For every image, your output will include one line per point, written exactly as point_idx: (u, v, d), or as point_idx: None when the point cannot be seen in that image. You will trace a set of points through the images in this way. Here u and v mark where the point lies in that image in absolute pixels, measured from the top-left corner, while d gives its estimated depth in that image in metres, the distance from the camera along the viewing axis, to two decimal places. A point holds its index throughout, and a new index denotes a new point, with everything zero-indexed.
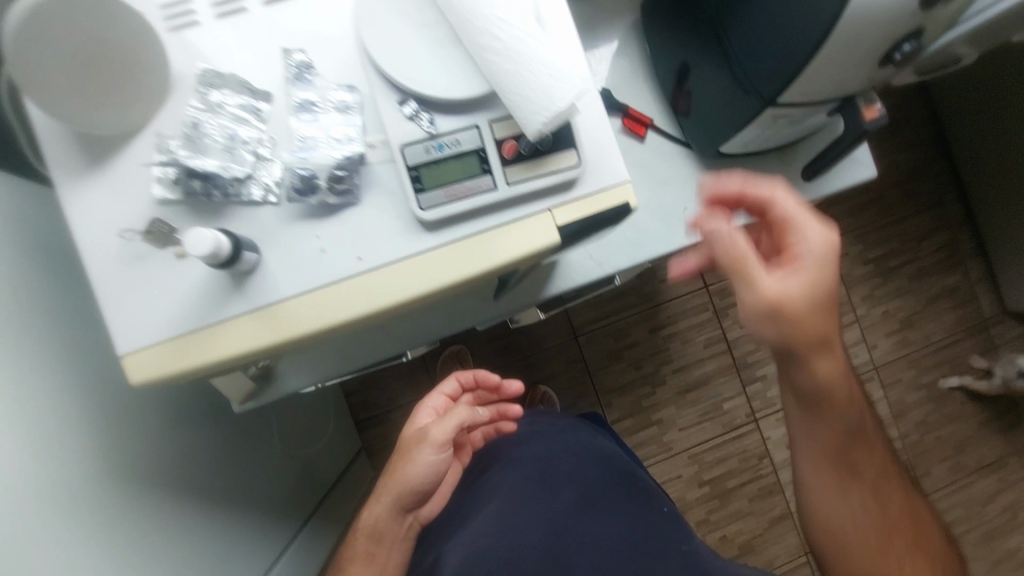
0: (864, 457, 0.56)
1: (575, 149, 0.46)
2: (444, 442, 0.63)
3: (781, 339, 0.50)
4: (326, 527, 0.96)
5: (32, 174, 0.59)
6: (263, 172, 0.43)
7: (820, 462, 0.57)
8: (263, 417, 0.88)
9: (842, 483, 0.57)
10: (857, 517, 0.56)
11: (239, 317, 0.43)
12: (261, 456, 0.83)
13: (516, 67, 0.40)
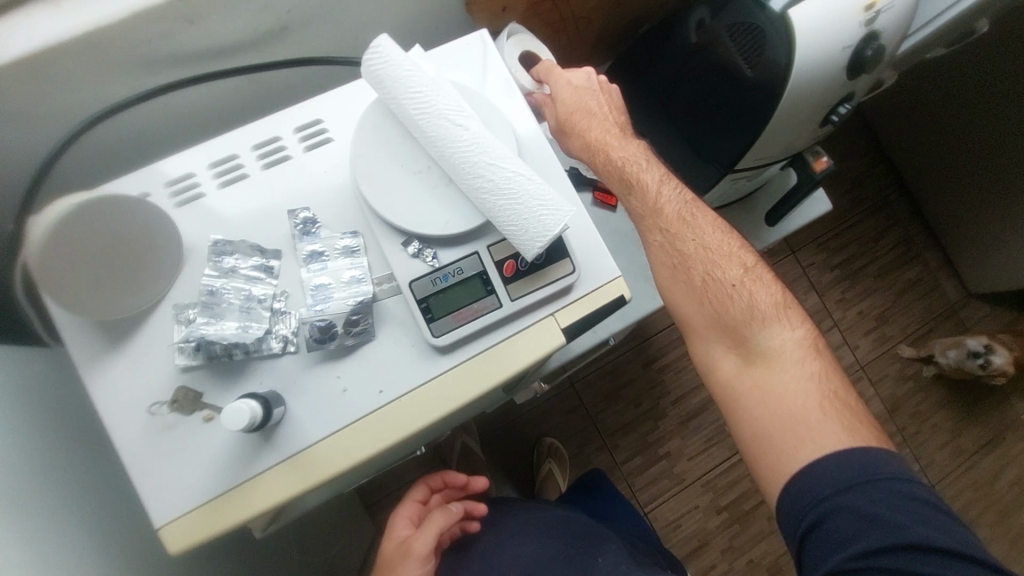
0: (745, 308, 0.51)
1: (569, 257, 0.49)
2: (427, 553, 0.64)
3: (674, 274, 0.54)
4: None
5: None
6: (280, 325, 0.45)
7: (718, 345, 0.52)
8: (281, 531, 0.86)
9: (756, 366, 0.50)
10: (793, 388, 0.48)
11: (272, 468, 0.44)
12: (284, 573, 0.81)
13: (510, 203, 0.43)
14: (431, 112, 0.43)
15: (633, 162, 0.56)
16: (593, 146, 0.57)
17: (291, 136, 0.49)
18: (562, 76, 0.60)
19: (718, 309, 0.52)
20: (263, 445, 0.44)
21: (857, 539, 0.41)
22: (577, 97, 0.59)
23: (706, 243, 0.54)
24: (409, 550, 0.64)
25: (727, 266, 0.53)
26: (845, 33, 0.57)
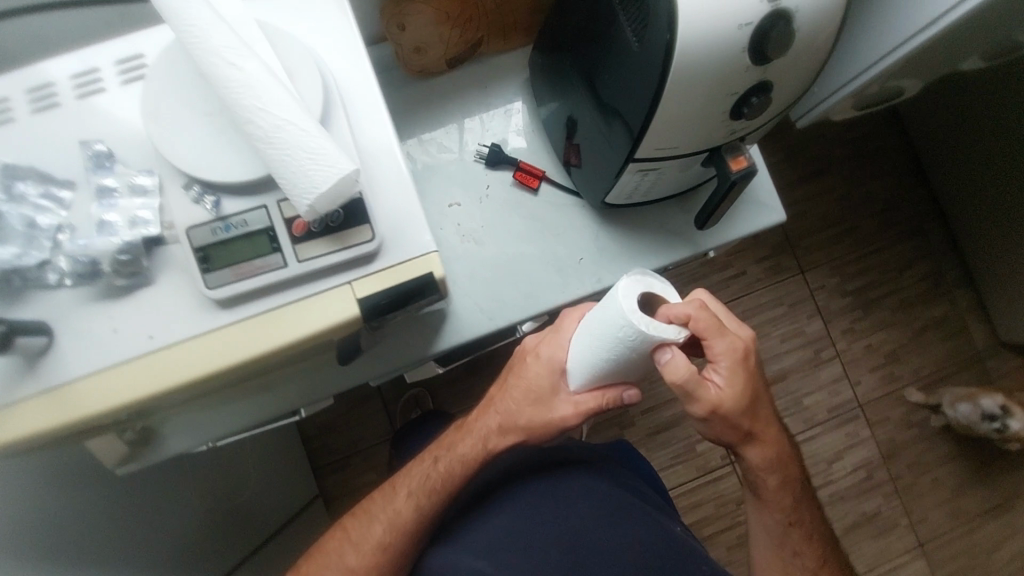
0: (772, 497, 0.62)
1: (370, 224, 0.46)
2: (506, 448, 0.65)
3: (770, 457, 0.58)
4: None
5: None
6: (59, 257, 0.44)
7: (775, 529, 0.64)
8: (176, 474, 0.88)
9: (781, 537, 0.63)
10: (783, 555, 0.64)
11: (29, 398, 0.44)
12: (167, 514, 0.83)
13: (279, 153, 0.41)
14: (203, 47, 0.40)
15: (760, 406, 0.54)
16: (723, 406, 0.51)
17: (109, 68, 0.47)
18: (728, 351, 0.50)
19: (797, 548, 0.63)
20: (25, 378, 0.44)
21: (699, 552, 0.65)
22: (742, 395, 0.52)
23: (773, 431, 0.57)
24: (551, 410, 0.61)
25: (774, 478, 0.61)
26: (742, 8, 0.50)
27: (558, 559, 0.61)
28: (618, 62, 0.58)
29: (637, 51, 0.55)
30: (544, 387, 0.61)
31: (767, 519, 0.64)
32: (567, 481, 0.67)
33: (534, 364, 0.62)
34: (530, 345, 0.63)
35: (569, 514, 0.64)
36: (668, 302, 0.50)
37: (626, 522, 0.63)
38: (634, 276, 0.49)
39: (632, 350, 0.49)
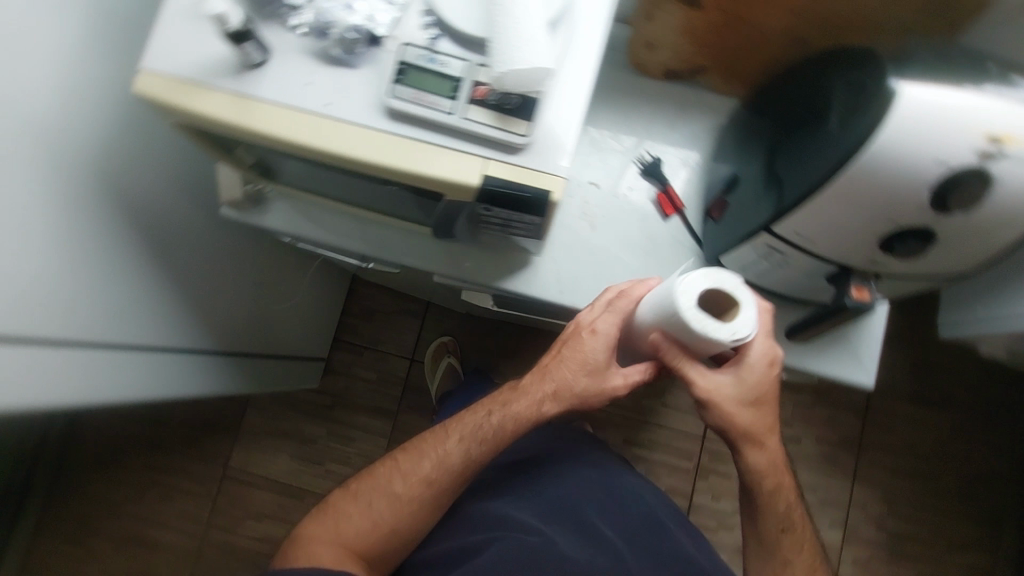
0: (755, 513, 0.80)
1: (531, 123, 0.51)
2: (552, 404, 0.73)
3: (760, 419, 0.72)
4: (234, 371, 1.05)
5: None
6: (307, 9, 0.54)
7: (768, 528, 0.79)
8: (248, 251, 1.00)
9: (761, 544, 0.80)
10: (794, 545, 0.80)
11: (224, 92, 0.54)
12: (223, 273, 0.95)
13: (503, 22, 0.48)
14: None
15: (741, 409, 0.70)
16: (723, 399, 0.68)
17: None
18: (756, 351, 0.67)
19: (765, 546, 0.80)
20: (229, 76, 0.54)
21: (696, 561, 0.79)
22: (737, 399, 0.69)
23: (755, 419, 0.72)
24: (602, 376, 0.70)
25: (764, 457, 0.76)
26: (951, 149, 0.51)
27: (581, 522, 0.79)
28: (810, 139, 0.60)
29: (836, 134, 0.56)
30: (598, 361, 0.69)
31: (779, 479, 0.78)
32: (586, 467, 0.85)
33: (590, 344, 0.69)
34: (586, 321, 0.70)
35: (566, 491, 0.83)
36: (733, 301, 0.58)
37: (672, 533, 0.80)
38: (706, 271, 0.57)
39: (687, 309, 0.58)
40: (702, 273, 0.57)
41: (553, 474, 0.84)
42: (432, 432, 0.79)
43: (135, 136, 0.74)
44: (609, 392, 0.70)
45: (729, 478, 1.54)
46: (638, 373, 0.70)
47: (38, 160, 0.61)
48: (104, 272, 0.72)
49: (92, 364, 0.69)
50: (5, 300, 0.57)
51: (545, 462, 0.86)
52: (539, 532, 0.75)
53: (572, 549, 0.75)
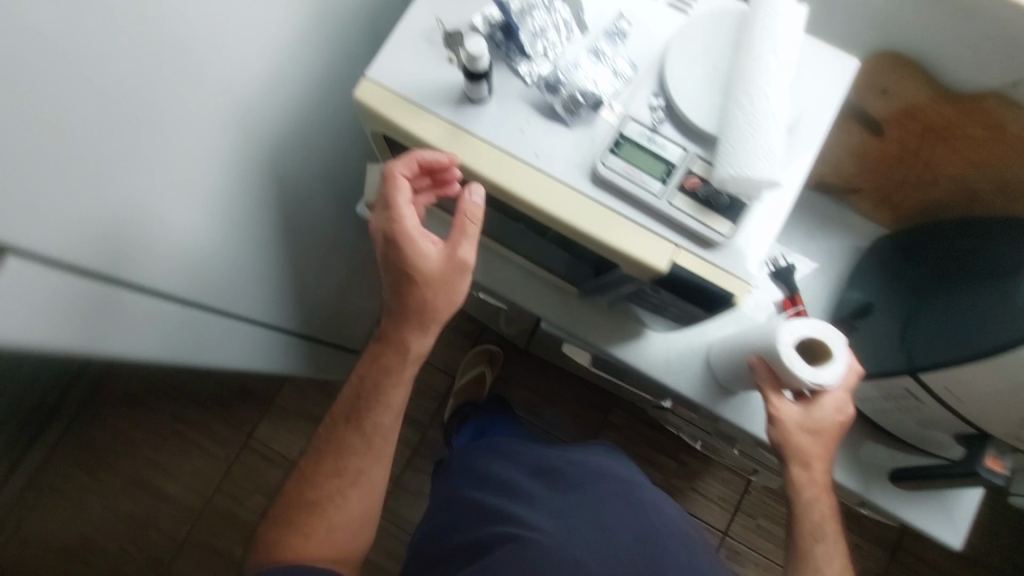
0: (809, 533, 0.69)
1: (734, 225, 0.52)
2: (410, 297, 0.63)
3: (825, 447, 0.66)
4: (304, 355, 1.05)
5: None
6: (538, 62, 0.56)
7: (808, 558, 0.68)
8: (352, 244, 1.01)
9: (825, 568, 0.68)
10: (821, 551, 0.68)
11: (439, 118, 0.56)
12: (326, 260, 0.96)
13: (747, 126, 0.48)
14: (766, 31, 0.50)
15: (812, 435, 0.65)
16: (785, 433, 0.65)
17: None
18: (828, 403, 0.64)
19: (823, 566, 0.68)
20: (447, 106, 0.56)
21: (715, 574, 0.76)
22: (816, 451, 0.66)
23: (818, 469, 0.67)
24: (448, 292, 0.62)
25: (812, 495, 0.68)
26: None
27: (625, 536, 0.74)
28: (983, 302, 0.60)
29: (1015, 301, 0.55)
30: (406, 267, 0.61)
31: (827, 510, 0.69)
32: (610, 475, 0.84)
33: (408, 253, 0.60)
34: (384, 227, 0.60)
35: (594, 498, 0.79)
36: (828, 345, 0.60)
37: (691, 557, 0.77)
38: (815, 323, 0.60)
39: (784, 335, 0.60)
40: (813, 323, 0.60)
41: (572, 476, 0.83)
42: (354, 408, 0.69)
43: (309, 121, 0.75)
44: (448, 303, 0.62)
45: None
46: (426, 247, 0.61)
47: (234, 135, 0.63)
48: (241, 245, 0.72)
49: (212, 330, 0.71)
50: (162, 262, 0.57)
51: (562, 469, 0.85)
52: (553, 545, 0.71)
53: (593, 548, 0.71)
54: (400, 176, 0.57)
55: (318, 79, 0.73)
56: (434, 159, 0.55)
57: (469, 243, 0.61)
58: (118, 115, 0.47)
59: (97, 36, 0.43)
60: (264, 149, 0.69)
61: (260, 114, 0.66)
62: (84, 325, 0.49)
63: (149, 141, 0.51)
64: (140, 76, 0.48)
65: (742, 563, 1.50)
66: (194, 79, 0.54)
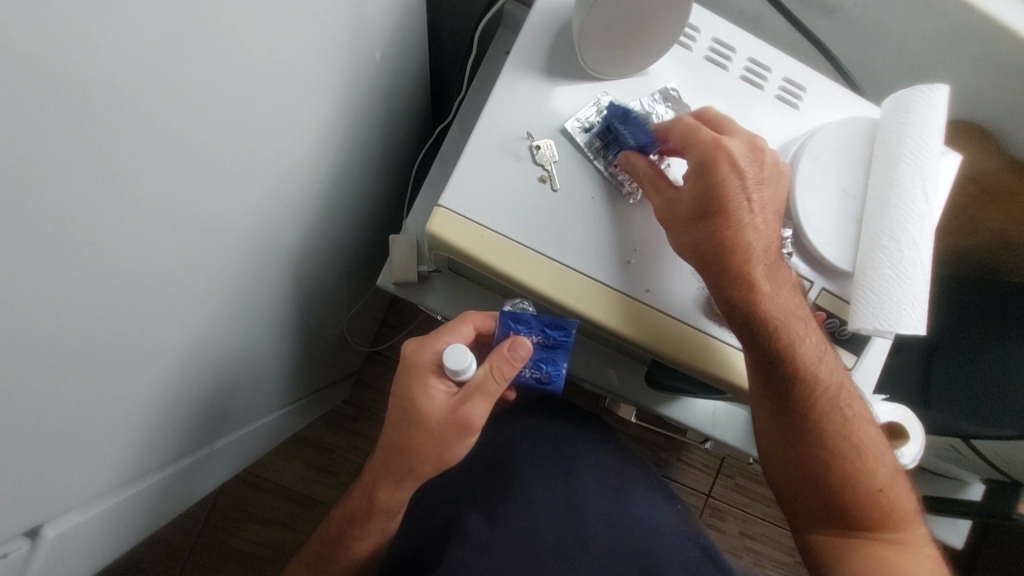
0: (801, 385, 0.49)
1: (857, 357, 0.49)
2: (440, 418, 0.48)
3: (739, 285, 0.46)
4: (297, 415, 0.95)
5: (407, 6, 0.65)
6: (642, 178, 0.48)
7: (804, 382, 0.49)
8: (350, 297, 0.89)
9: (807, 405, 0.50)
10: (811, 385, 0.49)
11: (529, 249, 0.47)
12: (326, 325, 0.84)
13: (894, 275, 0.44)
14: (918, 165, 0.44)
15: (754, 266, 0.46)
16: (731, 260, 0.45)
17: (777, 79, 0.51)
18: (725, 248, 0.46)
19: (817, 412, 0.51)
20: (538, 234, 0.47)
21: (643, 516, 0.62)
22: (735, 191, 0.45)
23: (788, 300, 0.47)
24: (438, 446, 0.49)
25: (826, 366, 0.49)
26: None
27: (567, 537, 0.58)
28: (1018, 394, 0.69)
29: None
30: (412, 409, 0.49)
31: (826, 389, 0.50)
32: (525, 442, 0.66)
33: (414, 390, 0.49)
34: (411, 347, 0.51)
35: (514, 511, 0.59)
36: (903, 435, 0.62)
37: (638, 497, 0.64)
38: (894, 404, 0.62)
39: None
40: (894, 408, 0.62)
41: (524, 458, 0.65)
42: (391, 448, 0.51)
43: (320, 200, 0.63)
44: (430, 463, 0.50)
45: (725, 536, 1.29)
46: (436, 390, 0.49)
47: (248, 262, 0.53)
48: (243, 355, 0.61)
49: (218, 446, 0.64)
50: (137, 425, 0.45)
51: (492, 448, 0.67)
52: (491, 540, 0.56)
53: (576, 539, 0.58)
54: (481, 369, 0.47)
55: (331, 154, 0.60)
56: (518, 360, 0.47)
57: (485, 403, 0.48)
58: (123, 320, 0.37)
59: (116, 264, 0.34)
60: (273, 248, 0.57)
61: (275, 226, 0.55)
62: (93, 542, 0.45)
63: (160, 328, 0.42)
64: (158, 275, 0.39)
65: (725, 520, 1.29)
66: (212, 238, 0.44)
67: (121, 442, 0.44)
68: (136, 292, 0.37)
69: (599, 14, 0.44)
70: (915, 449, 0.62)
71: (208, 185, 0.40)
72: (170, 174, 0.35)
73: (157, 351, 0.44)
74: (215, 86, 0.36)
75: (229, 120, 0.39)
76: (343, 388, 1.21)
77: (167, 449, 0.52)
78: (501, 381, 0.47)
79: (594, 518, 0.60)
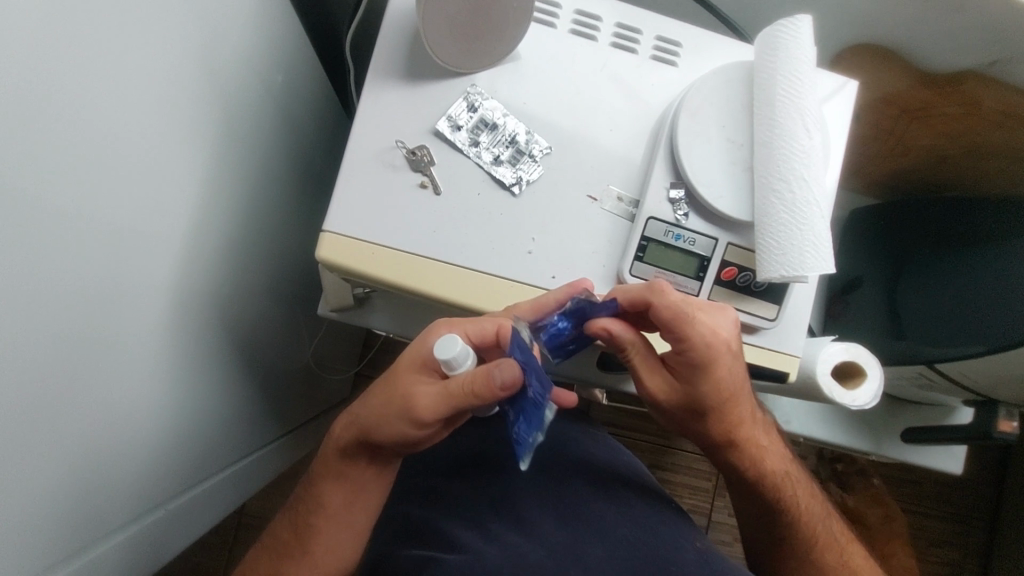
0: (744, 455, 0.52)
1: (778, 306, 0.48)
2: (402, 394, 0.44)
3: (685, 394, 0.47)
4: (278, 455, 0.94)
5: (288, 33, 0.65)
6: (525, 165, 0.47)
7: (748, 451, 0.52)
8: (304, 330, 0.89)
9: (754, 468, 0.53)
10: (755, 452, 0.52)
11: (422, 257, 0.46)
12: (283, 362, 0.84)
13: (790, 218, 0.43)
14: (795, 101, 0.43)
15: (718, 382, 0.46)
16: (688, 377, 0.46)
17: (649, 39, 0.50)
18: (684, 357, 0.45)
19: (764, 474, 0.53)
20: (429, 240, 0.46)
21: (637, 521, 0.59)
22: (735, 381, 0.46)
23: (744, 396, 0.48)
24: (391, 418, 0.45)
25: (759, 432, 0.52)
26: None
27: (557, 540, 0.56)
28: (970, 296, 0.66)
29: (1000, 304, 0.62)
30: (392, 368, 0.46)
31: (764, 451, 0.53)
32: (523, 467, 0.65)
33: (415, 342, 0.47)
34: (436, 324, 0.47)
35: (506, 532, 0.57)
36: (861, 373, 0.61)
37: (637, 504, 0.62)
38: (844, 343, 0.60)
39: (822, 372, 0.59)
40: (844, 346, 0.60)
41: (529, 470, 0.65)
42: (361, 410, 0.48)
43: (234, 241, 0.62)
44: (366, 419, 0.46)
45: None
46: (420, 373, 0.45)
47: (161, 317, 0.52)
48: (185, 409, 0.60)
49: (183, 504, 0.64)
50: (68, 500, 0.45)
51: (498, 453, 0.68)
52: (483, 552, 0.54)
53: (568, 547, 0.55)
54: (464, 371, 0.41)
55: (234, 193, 0.60)
56: (498, 386, 0.39)
57: (434, 391, 0.42)
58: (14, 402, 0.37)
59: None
60: (190, 298, 0.56)
61: (184, 276, 0.54)
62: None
63: (66, 402, 0.42)
64: (41, 350, 0.38)
65: None
66: (103, 302, 0.44)
67: (51, 517, 0.43)
68: (18, 372, 0.36)
69: (441, 9, 0.43)
70: (876, 385, 0.61)
71: (79, 251, 0.40)
72: (27, 245, 0.34)
73: (71, 422, 0.43)
74: (60, 150, 0.36)
75: (88, 181, 0.39)
76: (328, 419, 1.21)
77: (114, 516, 0.52)
78: (466, 391, 0.40)
79: (584, 525, 0.58)
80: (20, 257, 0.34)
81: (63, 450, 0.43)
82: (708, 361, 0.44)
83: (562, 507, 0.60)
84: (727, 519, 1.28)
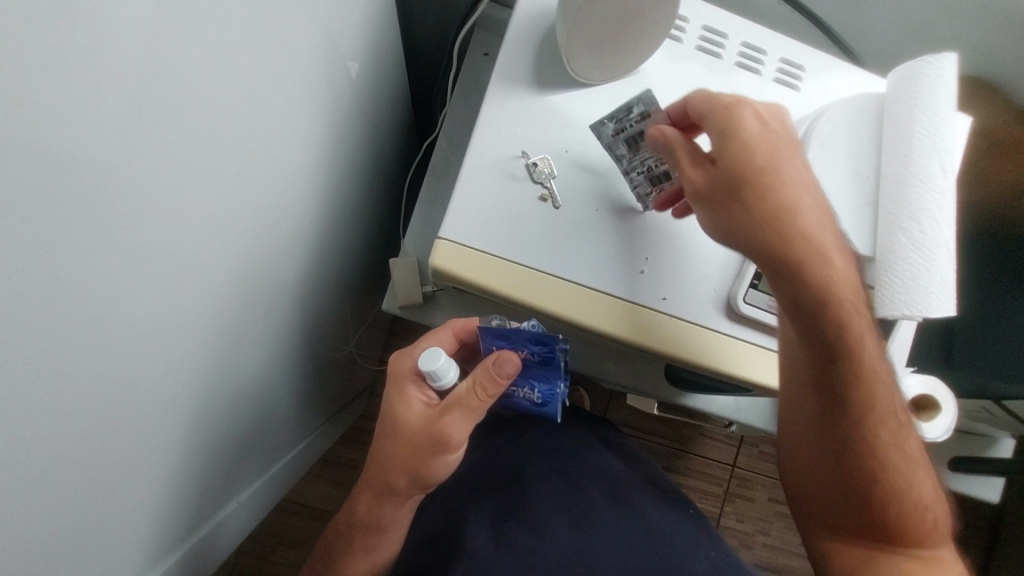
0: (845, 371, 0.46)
1: (885, 342, 0.48)
2: (420, 435, 0.47)
3: (747, 217, 0.41)
4: (317, 443, 0.93)
5: (381, 23, 0.63)
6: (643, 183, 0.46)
7: (836, 370, 0.46)
8: (355, 321, 0.88)
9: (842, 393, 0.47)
10: (856, 367, 0.45)
11: (536, 271, 0.45)
12: (335, 353, 0.83)
13: (917, 257, 0.42)
14: (934, 141, 0.43)
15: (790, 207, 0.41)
16: (752, 191, 0.41)
17: (774, 60, 0.49)
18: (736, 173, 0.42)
19: (851, 407, 0.47)
20: (545, 254, 0.45)
21: (650, 525, 0.58)
22: (829, 238, 0.42)
23: (838, 258, 0.42)
24: (418, 463, 0.47)
25: (863, 343, 0.45)
26: None
27: (565, 551, 0.55)
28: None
29: None
30: (390, 419, 0.49)
31: (859, 384, 0.46)
32: (549, 460, 0.62)
33: (395, 398, 0.49)
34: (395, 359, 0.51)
35: (524, 534, 0.55)
36: (939, 406, 0.61)
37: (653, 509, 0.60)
38: (920, 374, 0.60)
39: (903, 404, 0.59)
40: (921, 379, 0.60)
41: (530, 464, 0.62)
42: (377, 466, 0.50)
43: (315, 234, 0.61)
44: (406, 479, 0.48)
45: (755, 504, 1.24)
46: (416, 400, 0.49)
47: (252, 311, 0.51)
48: (257, 402, 0.59)
49: (244, 496, 0.63)
50: (158, 500, 0.44)
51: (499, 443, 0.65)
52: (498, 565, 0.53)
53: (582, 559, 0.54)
54: (466, 382, 0.45)
55: (320, 187, 0.58)
56: (504, 377, 0.44)
57: (463, 418, 0.46)
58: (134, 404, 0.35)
59: (122, 351, 0.32)
60: (275, 292, 0.55)
61: (274, 270, 0.53)
62: None
63: (171, 401, 0.41)
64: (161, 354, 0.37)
65: (753, 489, 1.25)
66: (215, 300, 0.42)
67: (148, 517, 0.43)
68: (145, 372, 0.35)
69: (586, 22, 0.42)
70: (950, 419, 0.61)
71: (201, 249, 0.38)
72: (163, 248, 0.33)
73: (169, 425, 0.42)
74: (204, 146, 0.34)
75: (218, 179, 0.37)
76: (358, 407, 1.20)
77: (193, 511, 0.51)
78: (482, 398, 0.45)
79: (597, 537, 0.56)
80: (152, 259, 0.32)
81: (164, 447, 0.42)
82: (764, 184, 0.41)
83: (577, 509, 0.58)
84: (736, 524, 1.25)
